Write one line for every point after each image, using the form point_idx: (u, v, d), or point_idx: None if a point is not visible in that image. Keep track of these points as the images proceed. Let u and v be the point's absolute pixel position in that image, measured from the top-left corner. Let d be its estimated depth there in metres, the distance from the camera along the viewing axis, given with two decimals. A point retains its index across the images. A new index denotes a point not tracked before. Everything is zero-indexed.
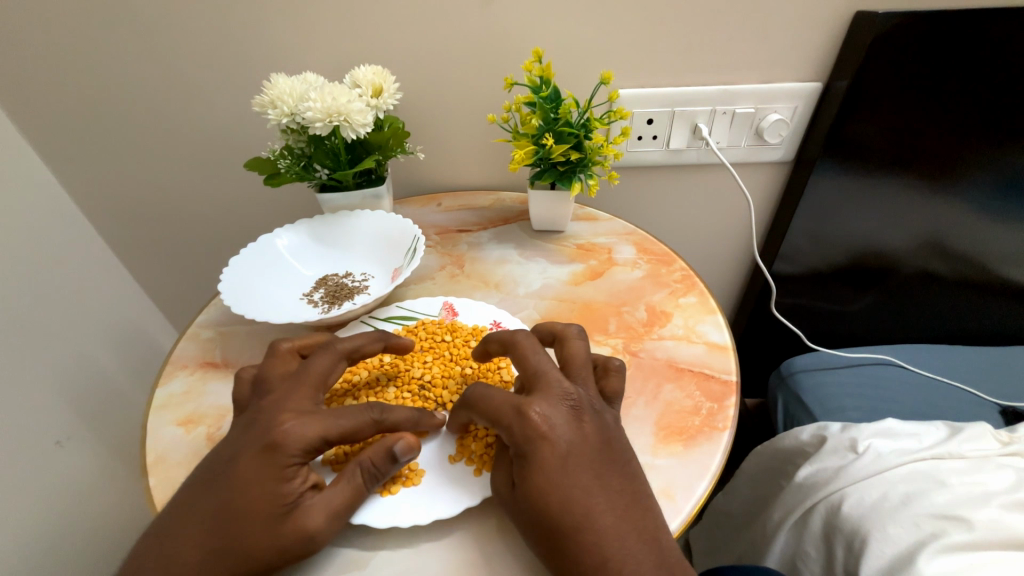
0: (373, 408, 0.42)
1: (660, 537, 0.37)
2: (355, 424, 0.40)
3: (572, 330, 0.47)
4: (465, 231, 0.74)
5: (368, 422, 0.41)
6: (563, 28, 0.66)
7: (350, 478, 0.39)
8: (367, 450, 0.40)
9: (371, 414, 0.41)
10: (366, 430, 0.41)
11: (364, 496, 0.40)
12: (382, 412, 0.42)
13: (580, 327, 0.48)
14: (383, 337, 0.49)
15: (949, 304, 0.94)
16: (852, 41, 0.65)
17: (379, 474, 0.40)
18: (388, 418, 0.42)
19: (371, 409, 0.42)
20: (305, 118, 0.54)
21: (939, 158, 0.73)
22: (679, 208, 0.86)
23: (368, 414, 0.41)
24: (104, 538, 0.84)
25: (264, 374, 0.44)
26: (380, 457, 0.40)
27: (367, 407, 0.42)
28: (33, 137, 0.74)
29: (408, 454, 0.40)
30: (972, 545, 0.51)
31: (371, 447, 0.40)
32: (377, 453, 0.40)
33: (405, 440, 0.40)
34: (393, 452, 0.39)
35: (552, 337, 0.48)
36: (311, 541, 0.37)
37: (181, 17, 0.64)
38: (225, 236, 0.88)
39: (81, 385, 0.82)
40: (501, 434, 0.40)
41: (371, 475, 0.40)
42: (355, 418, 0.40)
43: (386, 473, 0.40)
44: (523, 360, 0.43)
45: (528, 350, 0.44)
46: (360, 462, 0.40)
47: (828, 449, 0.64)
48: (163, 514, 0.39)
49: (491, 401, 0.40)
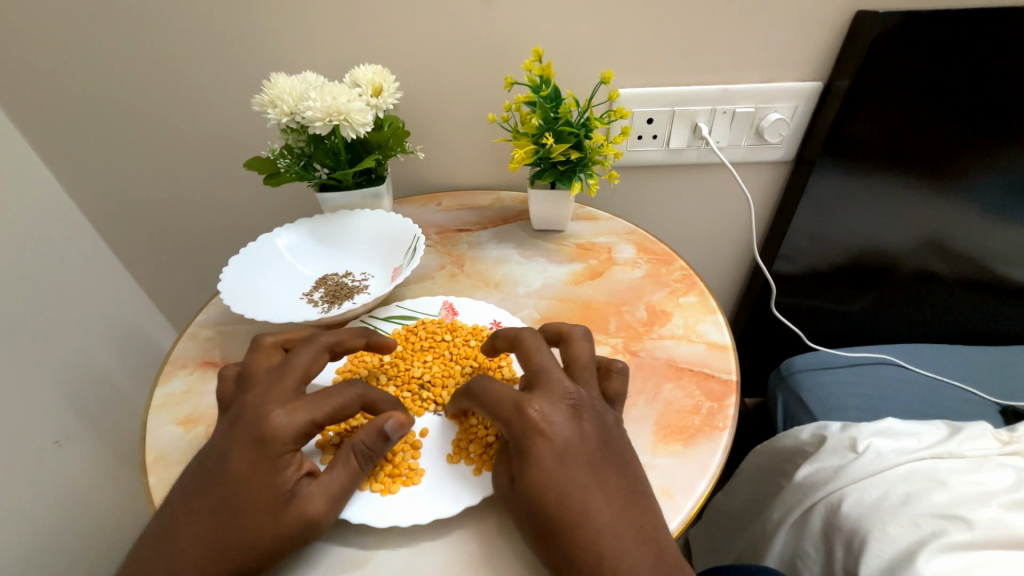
0: (357, 385, 0.42)
1: (658, 536, 0.37)
2: (341, 402, 0.41)
3: (577, 329, 0.46)
4: (464, 231, 0.74)
5: (353, 398, 0.41)
6: (564, 27, 0.66)
7: (344, 463, 0.40)
8: (359, 433, 0.40)
9: (355, 390, 0.42)
10: (353, 407, 0.41)
11: (361, 478, 0.40)
12: (365, 387, 0.42)
13: (586, 327, 0.48)
14: (366, 334, 0.48)
15: (950, 304, 0.94)
16: (853, 41, 0.65)
17: (372, 454, 0.40)
18: (372, 393, 0.42)
19: (354, 385, 0.42)
20: (304, 118, 0.54)
21: (939, 158, 0.73)
22: (679, 208, 0.86)
23: (352, 390, 0.42)
24: (104, 539, 0.84)
25: (247, 370, 0.44)
26: (372, 437, 0.40)
27: (350, 384, 0.42)
28: (34, 137, 0.74)
29: (399, 431, 0.40)
30: (972, 544, 0.51)
31: (362, 430, 0.40)
32: (369, 434, 0.40)
33: (394, 418, 0.40)
34: (384, 431, 0.40)
35: (558, 337, 0.47)
36: (313, 527, 0.37)
37: (181, 16, 0.64)
38: (226, 236, 0.88)
39: (81, 385, 0.82)
40: (500, 428, 0.40)
41: (365, 457, 0.40)
42: (339, 396, 0.41)
43: (379, 453, 0.40)
44: (527, 357, 0.43)
45: (532, 347, 0.44)
46: (352, 445, 0.40)
47: (829, 448, 0.64)
48: (159, 516, 0.39)
49: (493, 394, 0.41)
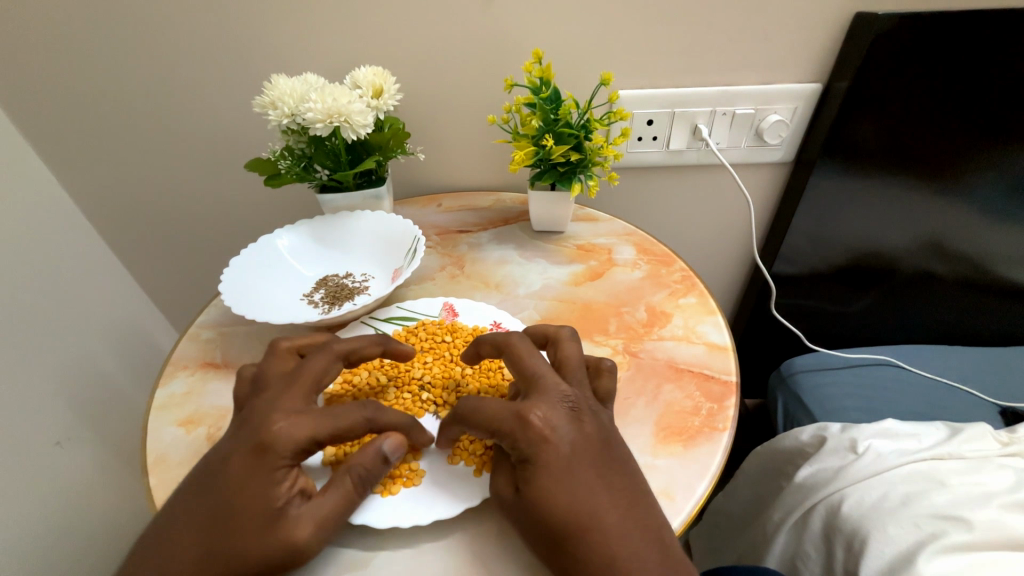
0: (366, 407, 0.42)
1: (664, 536, 0.37)
2: (346, 424, 0.40)
3: (565, 332, 0.47)
4: (465, 232, 0.74)
5: (359, 421, 0.41)
6: (564, 28, 0.66)
7: (339, 485, 0.39)
8: (356, 455, 0.40)
9: (363, 413, 0.41)
10: (358, 430, 0.41)
11: (356, 504, 0.39)
12: (375, 412, 0.42)
13: (573, 329, 0.48)
14: (382, 342, 0.48)
15: (949, 305, 0.94)
16: (852, 42, 0.65)
17: (369, 477, 0.40)
18: (380, 417, 0.42)
19: (364, 408, 0.41)
20: (305, 119, 0.54)
21: (940, 159, 0.73)
22: (679, 209, 0.87)
23: (360, 411, 0.41)
24: (105, 539, 0.84)
25: (262, 373, 0.44)
26: (372, 461, 0.40)
27: (360, 405, 0.42)
28: (34, 137, 0.74)
29: (397, 452, 0.41)
30: (973, 545, 0.51)
31: (361, 452, 0.40)
32: (368, 458, 0.40)
33: (392, 439, 0.41)
34: (383, 452, 0.40)
35: (545, 340, 0.47)
36: (298, 550, 0.37)
37: (181, 17, 0.64)
38: (227, 237, 0.88)
39: (82, 386, 0.82)
40: (501, 444, 0.40)
41: (362, 481, 0.39)
42: (347, 416, 0.40)
43: (377, 476, 0.40)
44: (520, 363, 0.43)
45: (524, 353, 0.44)
46: (350, 468, 0.39)
47: (828, 449, 0.64)
48: (160, 515, 0.39)
49: (485, 409, 0.40)
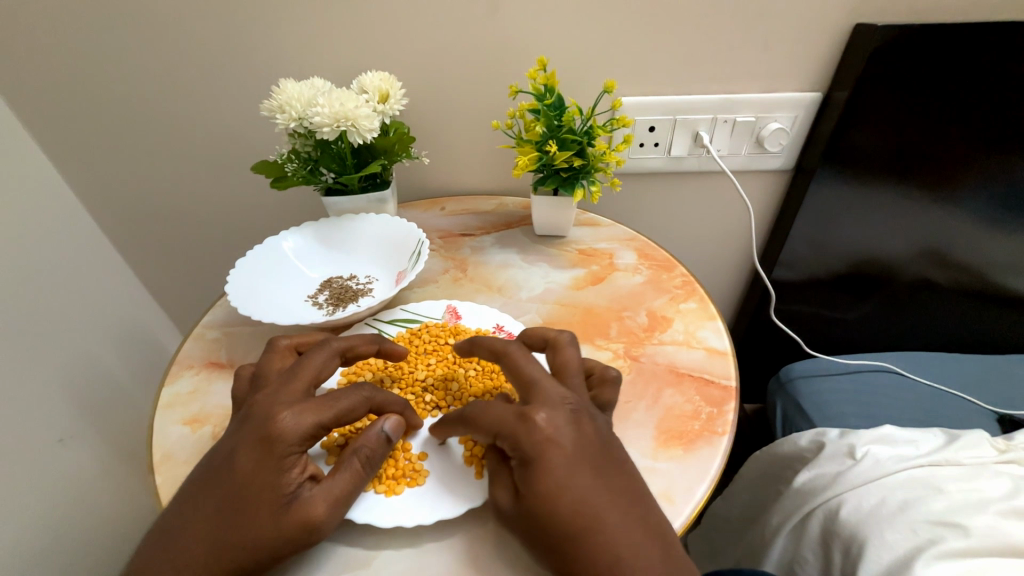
0: (364, 387, 0.44)
1: (663, 533, 0.38)
2: (350, 404, 0.42)
3: (564, 336, 0.47)
4: (468, 236, 0.75)
5: (361, 401, 0.43)
6: (565, 35, 0.67)
7: (348, 466, 0.40)
8: (360, 438, 0.42)
9: (362, 394, 0.43)
10: (361, 411, 0.43)
11: (364, 483, 0.40)
12: (373, 392, 0.44)
13: (572, 334, 0.49)
14: (378, 340, 0.50)
15: (948, 314, 0.94)
16: (851, 53, 0.66)
17: (375, 458, 0.41)
18: (379, 396, 0.44)
19: (362, 389, 0.43)
20: (312, 123, 0.55)
21: (939, 168, 0.73)
22: (680, 215, 0.87)
23: (360, 393, 0.43)
24: (107, 539, 0.83)
25: (261, 370, 0.45)
26: (375, 441, 0.42)
27: (358, 386, 0.43)
28: (41, 135, 0.74)
29: (398, 431, 0.43)
30: (970, 551, 0.51)
31: (365, 434, 0.42)
32: (371, 439, 0.42)
33: (392, 419, 0.43)
34: (385, 432, 0.42)
35: (544, 344, 0.48)
36: (313, 531, 0.37)
37: (185, 20, 0.65)
38: (231, 239, 0.89)
39: (84, 383, 0.82)
40: (503, 444, 0.40)
41: (369, 462, 0.41)
42: (350, 399, 0.42)
43: (382, 457, 0.42)
44: (518, 369, 0.44)
45: (523, 360, 0.44)
46: (356, 449, 0.41)
47: (827, 455, 0.65)
48: (167, 512, 0.39)
49: (493, 413, 0.41)
